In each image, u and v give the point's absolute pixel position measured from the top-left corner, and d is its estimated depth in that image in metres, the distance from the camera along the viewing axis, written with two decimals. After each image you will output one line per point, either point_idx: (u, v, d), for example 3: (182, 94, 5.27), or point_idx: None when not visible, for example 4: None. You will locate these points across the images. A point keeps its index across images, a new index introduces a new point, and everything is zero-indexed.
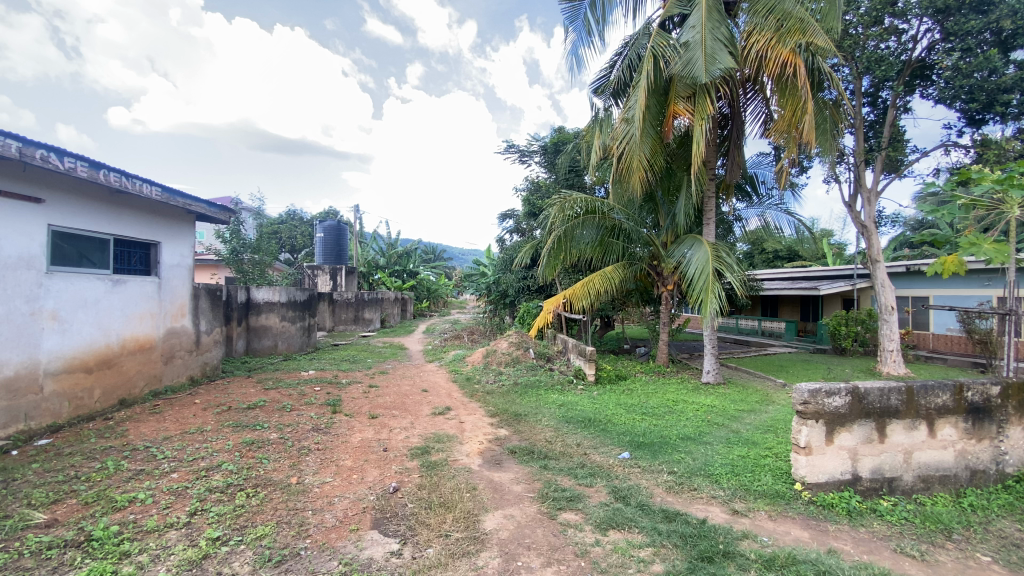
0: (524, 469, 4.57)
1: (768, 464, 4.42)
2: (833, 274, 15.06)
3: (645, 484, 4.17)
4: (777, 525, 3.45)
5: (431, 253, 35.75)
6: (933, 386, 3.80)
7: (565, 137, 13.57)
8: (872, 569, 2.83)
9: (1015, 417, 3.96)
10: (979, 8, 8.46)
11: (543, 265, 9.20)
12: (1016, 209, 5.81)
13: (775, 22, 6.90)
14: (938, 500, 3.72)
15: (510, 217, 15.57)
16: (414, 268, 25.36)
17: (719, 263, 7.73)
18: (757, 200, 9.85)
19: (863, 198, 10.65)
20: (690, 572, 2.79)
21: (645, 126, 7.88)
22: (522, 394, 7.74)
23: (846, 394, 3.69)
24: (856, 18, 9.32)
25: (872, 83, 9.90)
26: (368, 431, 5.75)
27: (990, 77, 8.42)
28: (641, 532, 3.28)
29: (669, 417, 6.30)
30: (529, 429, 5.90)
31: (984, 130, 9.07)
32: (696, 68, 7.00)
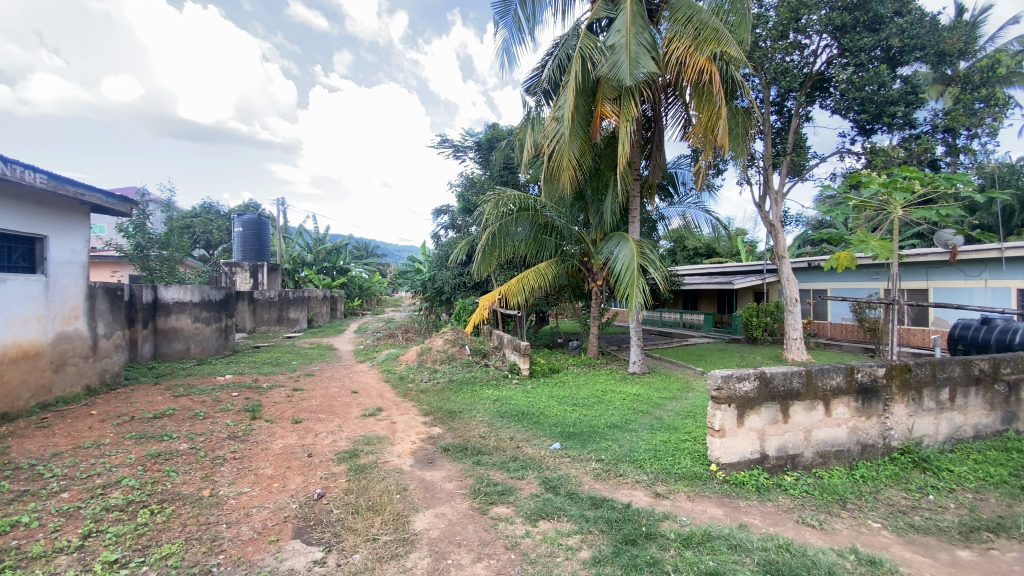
0: (457, 466, 4.54)
1: (687, 448, 4.70)
2: (746, 269, 16.25)
3: (574, 473, 4.29)
4: (694, 504, 3.68)
5: (363, 250, 34.61)
6: (829, 369, 4.21)
7: (499, 134, 13.59)
8: (777, 540, 3.09)
9: (899, 396, 4.43)
10: (871, 27, 9.42)
11: (478, 260, 9.19)
12: (899, 209, 6.56)
13: (694, 30, 7.29)
14: (834, 473, 4.13)
15: (445, 213, 15.41)
16: (344, 266, 24.43)
17: (643, 260, 8.08)
18: (677, 200, 10.43)
19: (771, 199, 11.57)
20: (616, 555, 2.89)
21: (574, 126, 8.06)
22: (457, 390, 7.70)
23: (754, 378, 4.00)
24: (765, 32, 10.07)
25: (779, 93, 10.76)
26: (291, 436, 5.46)
27: (879, 91, 9.40)
28: (569, 521, 3.36)
29: (599, 407, 6.51)
30: (464, 426, 5.87)
31: (872, 139, 10.15)
32: (622, 71, 7.25)
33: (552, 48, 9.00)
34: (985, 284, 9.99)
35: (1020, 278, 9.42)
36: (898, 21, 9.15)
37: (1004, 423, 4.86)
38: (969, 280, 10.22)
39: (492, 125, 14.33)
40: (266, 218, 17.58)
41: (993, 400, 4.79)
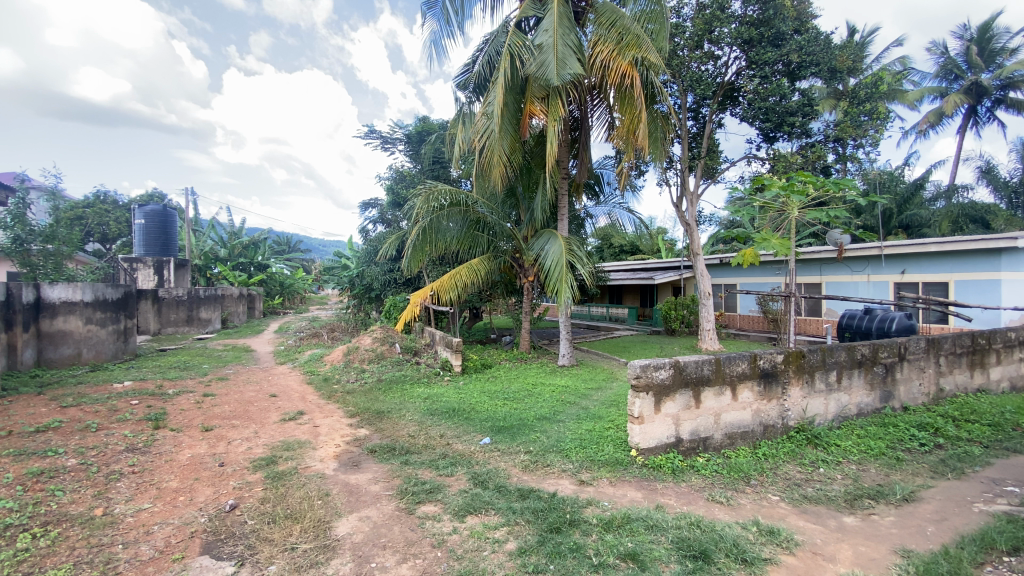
0: (384, 467, 4.43)
1: (610, 435, 4.90)
2: (666, 265, 17.19)
3: (503, 466, 4.34)
4: (616, 489, 3.86)
5: (285, 245, 32.78)
6: (735, 357, 4.57)
7: (429, 127, 13.36)
8: (689, 518, 3.30)
9: (795, 379, 4.90)
10: (774, 43, 10.26)
11: (408, 255, 9.01)
12: (795, 210, 7.25)
13: (617, 35, 7.55)
14: (740, 452, 4.49)
15: (373, 207, 14.95)
16: (262, 261, 22.96)
17: (571, 256, 8.31)
18: (603, 200, 10.82)
19: (688, 200, 12.32)
20: (540, 544, 2.96)
21: (504, 122, 8.11)
22: (386, 390, 7.52)
23: (669, 367, 4.25)
24: (683, 41, 10.66)
25: (695, 100, 11.46)
26: (201, 446, 5.06)
27: (781, 101, 10.27)
28: (496, 514, 3.40)
29: (529, 400, 6.62)
30: (392, 426, 5.74)
31: (775, 146, 11.09)
32: (549, 71, 7.37)
33: (483, 43, 8.96)
34: (867, 278, 11.28)
35: (895, 272, 10.74)
36: (797, 38, 10.03)
37: (882, 400, 5.50)
38: (855, 274, 11.49)
39: (422, 118, 14.06)
40: (172, 209, 16.16)
41: (873, 380, 5.42)
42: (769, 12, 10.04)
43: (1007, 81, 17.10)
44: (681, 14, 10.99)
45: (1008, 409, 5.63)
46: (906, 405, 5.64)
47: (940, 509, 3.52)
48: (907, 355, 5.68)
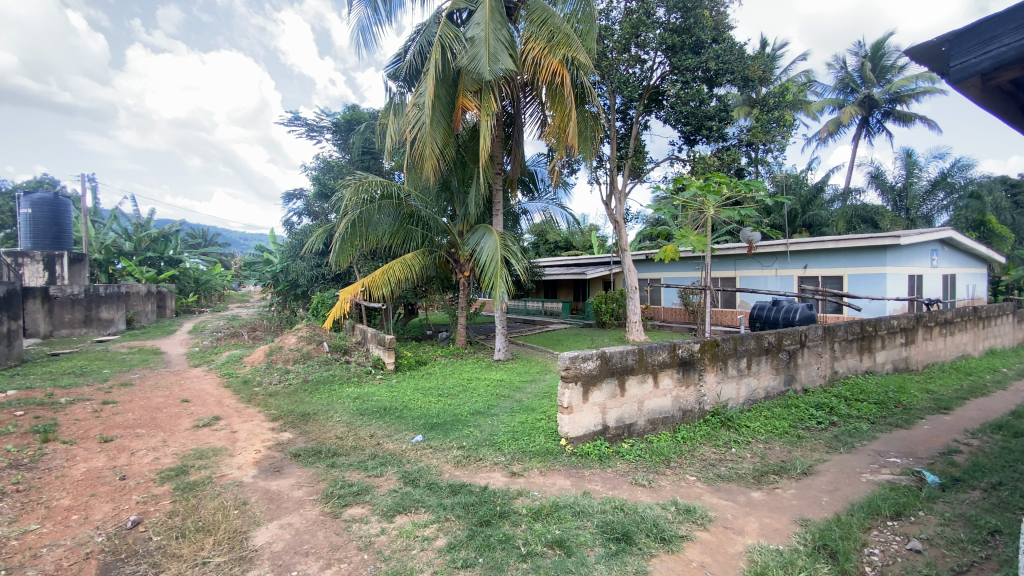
0: (309, 471, 4.24)
1: (542, 426, 5.01)
2: (597, 260, 17.77)
3: (435, 462, 4.30)
4: (545, 478, 3.95)
5: (200, 238, 30.38)
6: (656, 347, 4.83)
7: (358, 116, 12.88)
8: (613, 502, 3.45)
9: (710, 366, 5.25)
10: (695, 50, 10.82)
11: (337, 249, 8.67)
12: (710, 209, 7.72)
13: (548, 33, 7.63)
14: (661, 437, 4.74)
15: (298, 199, 14.23)
16: (174, 256, 21.14)
17: (506, 252, 8.35)
18: (537, 196, 10.96)
19: (616, 198, 12.78)
20: (470, 538, 2.97)
21: (435, 115, 7.97)
22: (313, 391, 7.20)
23: (596, 358, 4.42)
24: (611, 44, 11.02)
25: (623, 102, 11.90)
26: (100, 458, 4.59)
27: (700, 106, 10.89)
28: (426, 511, 3.37)
29: (463, 396, 6.61)
30: (318, 428, 5.50)
31: (695, 148, 11.76)
32: (481, 64, 7.32)
33: (414, 33, 8.76)
34: (775, 273, 12.29)
35: (799, 267, 11.78)
36: (715, 47, 10.61)
37: (786, 383, 6.02)
38: (765, 269, 12.48)
39: (350, 107, 13.53)
40: (65, 197, 14.53)
41: (778, 365, 5.92)
42: (690, 21, 10.55)
43: (895, 96, 19.32)
44: (610, 18, 11.37)
45: (890, 388, 6.37)
46: (807, 387, 6.21)
47: (833, 480, 3.92)
48: (807, 341, 6.26)
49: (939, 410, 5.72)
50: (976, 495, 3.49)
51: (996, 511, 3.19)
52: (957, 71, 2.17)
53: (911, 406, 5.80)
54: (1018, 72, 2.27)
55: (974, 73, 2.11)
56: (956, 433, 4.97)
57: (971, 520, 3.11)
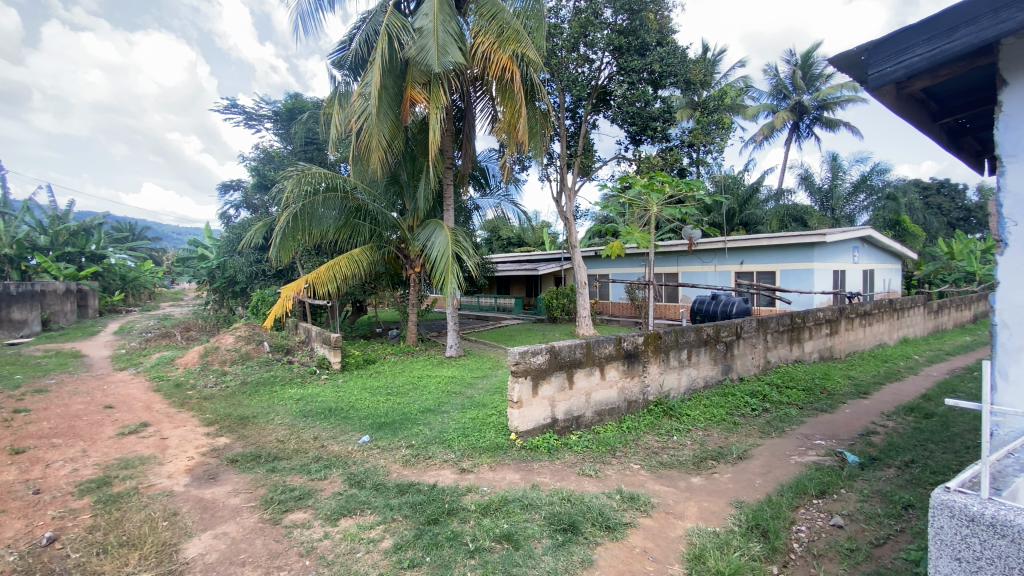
0: (246, 477, 4.04)
1: (492, 421, 5.02)
2: (548, 256, 17.98)
3: (382, 463, 4.21)
4: (495, 473, 3.96)
5: (126, 231, 28.17)
6: (602, 340, 4.95)
7: (301, 104, 12.34)
8: (560, 494, 3.50)
9: (653, 358, 5.44)
10: (640, 52, 11.09)
11: (278, 244, 8.28)
12: (654, 207, 7.98)
13: (497, 28, 7.58)
14: (607, 427, 4.87)
15: (236, 190, 13.48)
16: (97, 251, 19.49)
17: (456, 247, 8.27)
18: (489, 191, 10.93)
19: (566, 195, 12.96)
20: (417, 538, 2.93)
21: (382, 106, 7.76)
22: (253, 393, 6.86)
23: (544, 352, 4.48)
24: (560, 42, 11.12)
25: (572, 100, 12.07)
26: (8, 472, 4.17)
27: (645, 107, 11.22)
28: (373, 513, 3.29)
29: (413, 394, 6.51)
30: (257, 432, 5.24)
31: (641, 148, 12.10)
32: (429, 56, 7.18)
33: (359, 21, 8.50)
34: (715, 268, 12.89)
35: (736, 263, 12.41)
36: (659, 50, 10.90)
37: (723, 373, 6.33)
38: (705, 265, 13.07)
39: (292, 95, 12.94)
40: None
41: (716, 356, 6.21)
42: (635, 23, 10.80)
43: (822, 103, 20.65)
44: (558, 16, 11.47)
45: (816, 376, 6.85)
46: (742, 376, 6.57)
47: (765, 463, 4.16)
48: (742, 333, 6.61)
49: (858, 395, 6.21)
50: (891, 473, 3.81)
51: (908, 486, 3.50)
52: (875, 79, 2.34)
53: (835, 392, 6.26)
54: (926, 82, 2.49)
55: (889, 82, 2.29)
56: (873, 415, 5.42)
57: (887, 495, 3.39)
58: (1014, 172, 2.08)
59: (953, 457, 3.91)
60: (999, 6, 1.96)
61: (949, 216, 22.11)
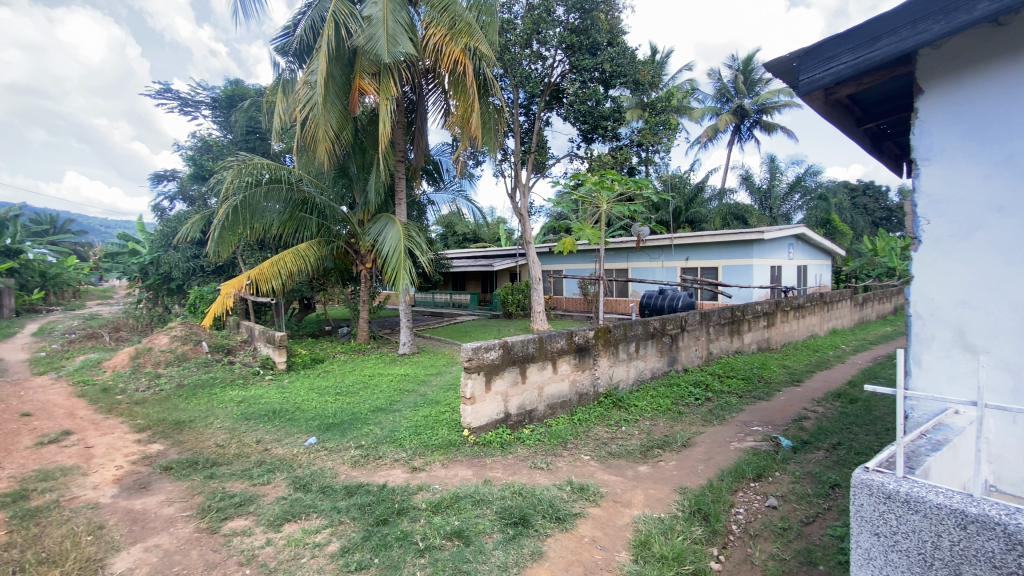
0: (182, 485, 3.82)
1: (445, 418, 4.98)
2: (503, 252, 18.02)
3: (330, 465, 4.09)
4: (447, 470, 3.93)
5: (46, 224, 25.88)
6: (554, 334, 5.01)
7: (242, 91, 11.72)
8: (512, 488, 3.51)
9: (603, 351, 5.56)
10: (591, 51, 11.24)
11: (217, 239, 7.85)
12: (604, 204, 8.15)
13: (449, 20, 7.45)
14: (559, 420, 4.94)
15: (171, 181, 12.66)
16: (11, 245, 17.80)
17: (409, 242, 8.11)
18: (442, 186, 10.79)
19: (520, 191, 13.01)
20: (366, 539, 2.87)
21: (329, 96, 7.49)
22: (190, 396, 6.49)
23: (498, 347, 4.48)
24: (513, 38, 11.12)
25: (526, 97, 12.12)
26: None
27: (596, 106, 11.41)
28: (319, 516, 3.19)
29: (364, 393, 6.36)
30: (194, 437, 4.96)
31: (593, 146, 12.31)
32: (379, 46, 6.98)
33: (305, 6, 8.14)
34: (662, 264, 13.33)
35: (681, 259, 12.88)
36: (610, 50, 11.09)
37: (669, 364, 6.56)
38: (653, 261, 13.49)
39: (233, 81, 12.28)
40: None
41: (662, 348, 6.43)
42: (587, 23, 10.94)
43: (762, 107, 21.75)
44: (511, 12, 11.46)
45: (755, 365, 7.23)
46: (686, 367, 6.83)
47: (707, 450, 4.35)
48: (687, 326, 6.87)
49: (792, 383, 6.61)
50: (820, 454, 4.08)
51: (834, 467, 3.76)
52: (806, 84, 2.50)
53: (771, 380, 6.64)
54: (852, 89, 2.66)
55: (819, 87, 2.44)
56: (806, 402, 5.78)
57: (815, 476, 3.62)
58: (927, 175, 2.26)
59: (874, 439, 4.24)
60: (917, 18, 2.10)
61: (873, 216, 23.87)
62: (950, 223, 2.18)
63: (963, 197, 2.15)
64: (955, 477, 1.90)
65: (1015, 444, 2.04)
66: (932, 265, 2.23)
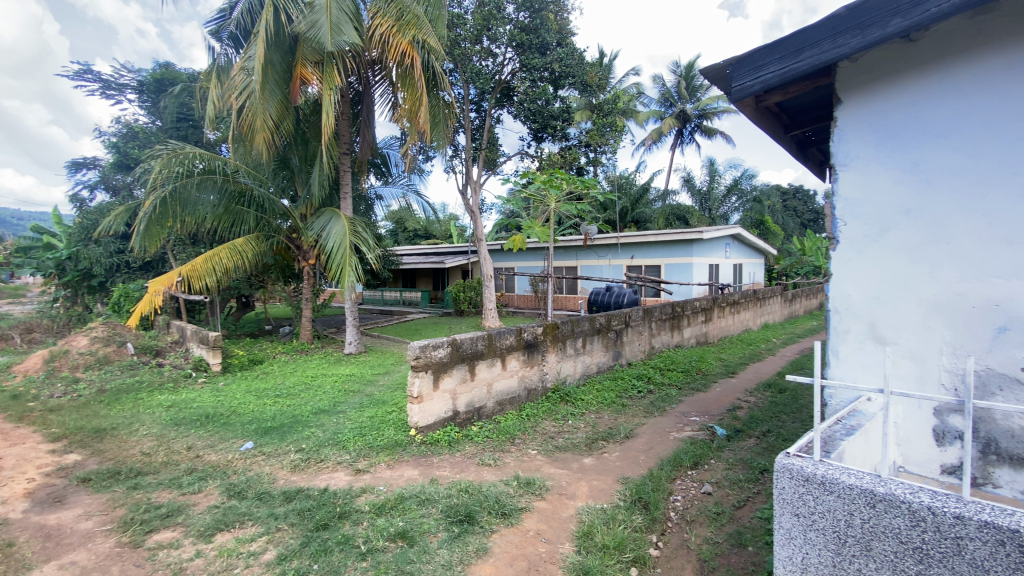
0: (102, 497, 3.54)
1: (391, 418, 4.88)
2: (454, 249, 17.89)
3: (268, 470, 3.92)
4: (392, 471, 3.86)
5: None
6: (503, 331, 5.03)
7: (172, 75, 10.97)
8: (459, 486, 3.49)
9: (551, 347, 5.64)
10: (541, 50, 11.32)
11: (143, 232, 7.31)
12: (552, 202, 8.25)
13: (396, 11, 7.28)
14: (508, 416, 4.96)
15: (91, 169, 11.68)
16: None
17: (354, 238, 7.88)
18: (391, 180, 10.56)
19: (471, 187, 12.95)
20: (304, 546, 2.77)
21: (268, 83, 7.14)
22: (113, 402, 6.02)
23: (446, 345, 4.45)
24: (463, 33, 11.02)
25: (476, 93, 12.06)
26: None
27: (546, 105, 11.53)
28: (254, 524, 3.06)
29: (306, 394, 6.14)
30: (117, 446, 4.61)
31: (543, 145, 12.42)
32: (321, 34, 6.73)
33: None
34: (610, 262, 13.66)
35: (627, 257, 13.26)
36: (559, 50, 11.21)
37: (614, 359, 6.75)
38: (601, 258, 13.80)
39: (162, 64, 11.47)
40: None
41: (608, 343, 6.60)
42: (536, 22, 11.02)
43: (703, 113, 22.73)
44: (461, 6, 11.34)
45: (694, 359, 7.56)
46: (631, 361, 7.05)
47: (649, 441, 4.50)
48: (631, 322, 7.08)
49: (727, 374, 6.97)
50: (751, 442, 4.32)
51: (764, 453, 4.00)
52: (738, 91, 2.63)
53: (708, 372, 6.96)
54: (779, 97, 2.82)
55: (749, 94, 2.57)
56: (739, 392, 6.11)
57: (747, 462, 3.84)
58: (845, 180, 2.43)
59: (799, 426, 4.54)
60: (837, 32, 2.24)
61: (803, 218, 25.53)
62: (863, 224, 2.37)
63: (875, 200, 2.33)
64: (867, 459, 2.07)
65: (919, 427, 2.24)
66: (849, 264, 2.41)
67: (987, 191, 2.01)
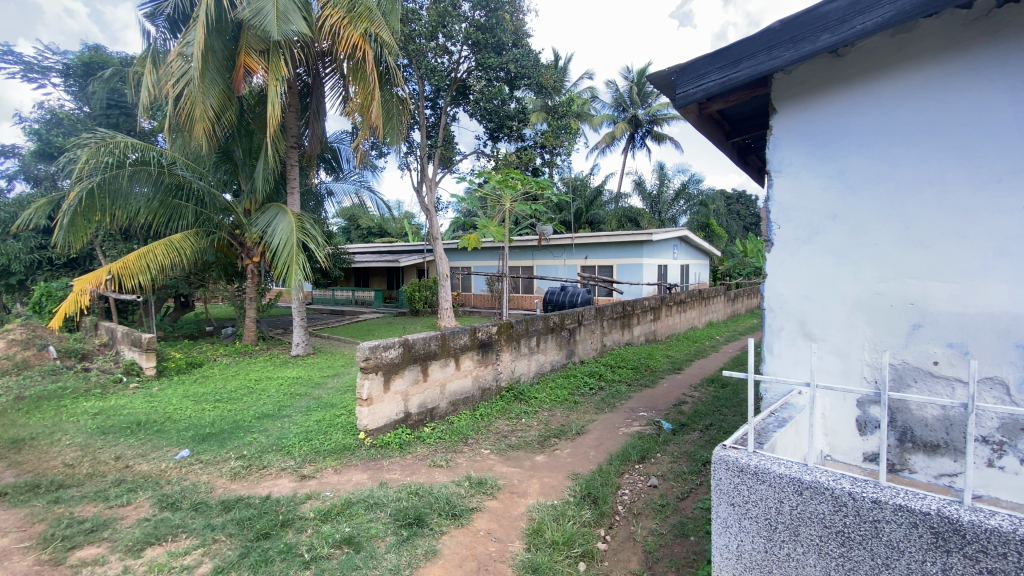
0: (17, 513, 3.26)
1: (340, 422, 4.75)
2: (409, 248, 17.62)
3: (205, 478, 3.73)
4: (340, 476, 3.76)
5: None
6: (456, 331, 5.01)
7: (102, 58, 10.23)
8: (409, 489, 3.44)
9: (505, 346, 5.66)
10: (497, 50, 11.32)
11: (66, 226, 6.77)
12: (506, 201, 8.27)
13: (347, 2, 7.08)
14: (461, 416, 4.93)
15: (9, 158, 10.72)
16: None
17: (302, 235, 7.61)
18: (342, 176, 10.28)
19: (426, 185, 12.80)
20: (243, 556, 2.65)
21: (208, 71, 6.78)
22: (32, 410, 5.55)
23: (397, 346, 4.38)
24: (418, 29, 10.85)
25: (431, 90, 11.92)
26: None
27: (501, 105, 11.55)
28: (189, 536, 2.90)
29: (249, 398, 5.88)
30: (35, 458, 4.25)
31: (499, 145, 12.43)
32: (267, 22, 6.45)
33: None
34: (564, 262, 13.85)
35: (581, 257, 13.49)
36: (515, 50, 11.25)
37: (567, 357, 6.85)
38: (556, 258, 13.97)
39: (91, 46, 10.67)
40: None
41: (561, 342, 6.69)
42: (492, 21, 11.01)
43: (654, 118, 23.41)
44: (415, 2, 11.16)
45: (643, 356, 7.79)
46: (583, 359, 7.18)
47: (599, 437, 4.59)
48: (583, 320, 7.21)
49: (674, 371, 7.22)
50: (695, 435, 4.50)
51: (706, 446, 4.17)
52: (682, 98, 2.73)
53: (656, 369, 7.19)
54: (721, 105, 2.94)
55: (693, 101, 2.67)
56: (685, 388, 6.35)
57: (690, 456, 3.98)
58: (779, 186, 2.57)
59: (739, 419, 4.76)
60: (772, 45, 2.36)
61: (745, 222, 26.83)
62: (795, 227, 2.51)
63: (806, 205, 2.47)
64: (796, 449, 2.19)
65: (843, 418, 2.40)
66: (783, 265, 2.55)
67: (904, 198, 2.17)
